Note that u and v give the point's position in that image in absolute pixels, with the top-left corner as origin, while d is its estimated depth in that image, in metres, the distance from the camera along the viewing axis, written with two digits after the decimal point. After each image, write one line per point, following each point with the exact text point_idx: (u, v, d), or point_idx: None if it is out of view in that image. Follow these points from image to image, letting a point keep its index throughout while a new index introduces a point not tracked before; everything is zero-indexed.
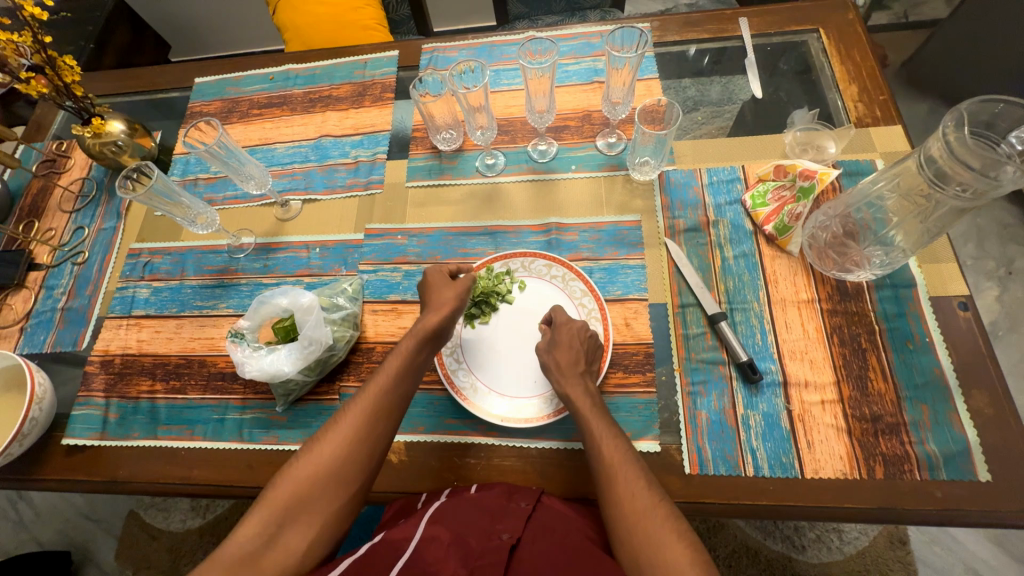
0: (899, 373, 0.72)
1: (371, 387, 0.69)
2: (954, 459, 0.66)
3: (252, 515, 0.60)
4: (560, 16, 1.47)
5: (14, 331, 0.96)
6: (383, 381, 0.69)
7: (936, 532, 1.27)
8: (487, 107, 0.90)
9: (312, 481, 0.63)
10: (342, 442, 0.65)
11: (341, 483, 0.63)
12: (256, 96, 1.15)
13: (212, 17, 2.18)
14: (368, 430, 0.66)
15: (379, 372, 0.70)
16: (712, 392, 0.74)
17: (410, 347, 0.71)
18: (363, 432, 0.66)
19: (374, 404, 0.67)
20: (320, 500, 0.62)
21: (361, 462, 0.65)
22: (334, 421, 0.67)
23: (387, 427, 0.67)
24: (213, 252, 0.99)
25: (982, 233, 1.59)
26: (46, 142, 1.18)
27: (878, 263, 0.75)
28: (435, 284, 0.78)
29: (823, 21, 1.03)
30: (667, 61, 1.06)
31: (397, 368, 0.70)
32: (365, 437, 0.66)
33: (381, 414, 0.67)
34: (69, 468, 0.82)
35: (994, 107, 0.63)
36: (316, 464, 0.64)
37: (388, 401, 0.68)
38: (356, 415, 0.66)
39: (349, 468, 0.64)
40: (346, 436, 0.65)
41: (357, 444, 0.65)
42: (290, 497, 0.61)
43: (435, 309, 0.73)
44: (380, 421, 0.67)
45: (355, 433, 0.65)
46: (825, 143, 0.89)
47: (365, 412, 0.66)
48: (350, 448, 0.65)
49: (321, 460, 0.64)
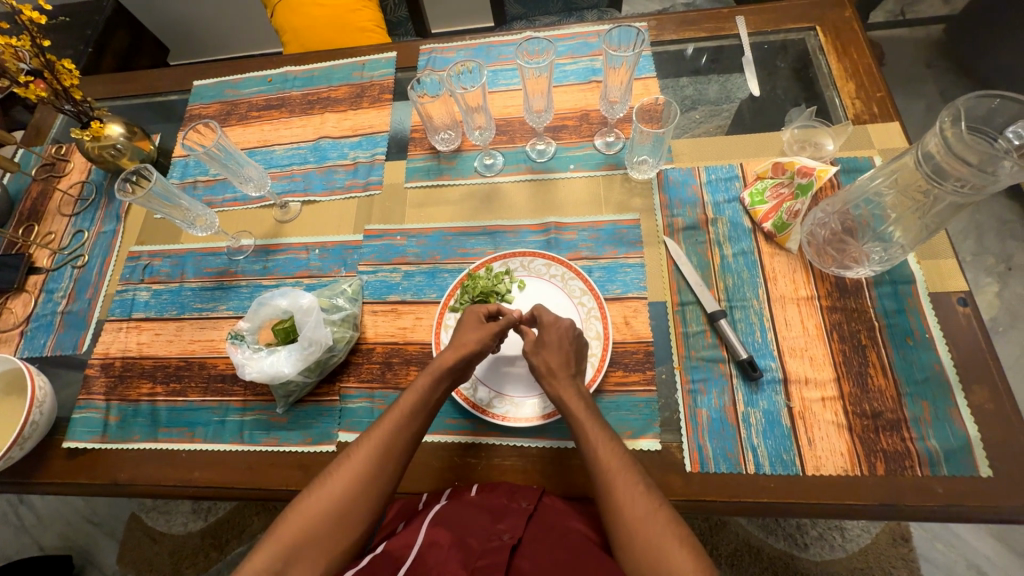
0: (899, 369, 0.72)
1: (383, 425, 0.68)
2: (955, 455, 0.66)
3: (259, 551, 0.60)
4: (558, 16, 1.47)
5: (14, 334, 0.96)
6: (394, 419, 0.68)
7: (937, 529, 1.27)
8: (485, 108, 0.90)
9: (320, 520, 0.62)
10: (351, 480, 0.64)
11: (349, 522, 0.63)
12: (255, 99, 1.15)
13: (211, 21, 2.19)
14: (378, 471, 0.65)
15: (392, 410, 0.69)
16: (712, 390, 0.74)
17: (425, 385, 0.70)
18: (373, 471, 0.65)
19: (386, 443, 0.66)
20: (326, 535, 0.62)
21: (369, 503, 0.64)
22: (345, 458, 0.66)
23: (398, 466, 0.67)
24: (212, 254, 0.99)
25: (981, 229, 1.59)
26: (46, 146, 1.18)
27: (877, 259, 0.76)
28: (467, 325, 0.75)
29: (820, 19, 1.03)
30: (664, 60, 1.06)
31: (410, 406, 0.69)
32: (375, 477, 0.65)
33: (392, 454, 0.66)
34: (70, 471, 0.82)
35: (991, 102, 0.63)
36: (325, 502, 0.63)
37: (398, 439, 0.67)
38: (366, 454, 0.66)
39: (356, 507, 0.63)
40: (357, 475, 0.64)
41: (367, 483, 0.64)
42: (297, 532, 0.61)
43: (454, 347, 0.72)
44: (390, 463, 0.66)
45: (365, 473, 0.65)
46: (823, 140, 0.89)
47: (375, 450, 0.66)
48: (360, 488, 0.64)
49: (330, 499, 0.63)
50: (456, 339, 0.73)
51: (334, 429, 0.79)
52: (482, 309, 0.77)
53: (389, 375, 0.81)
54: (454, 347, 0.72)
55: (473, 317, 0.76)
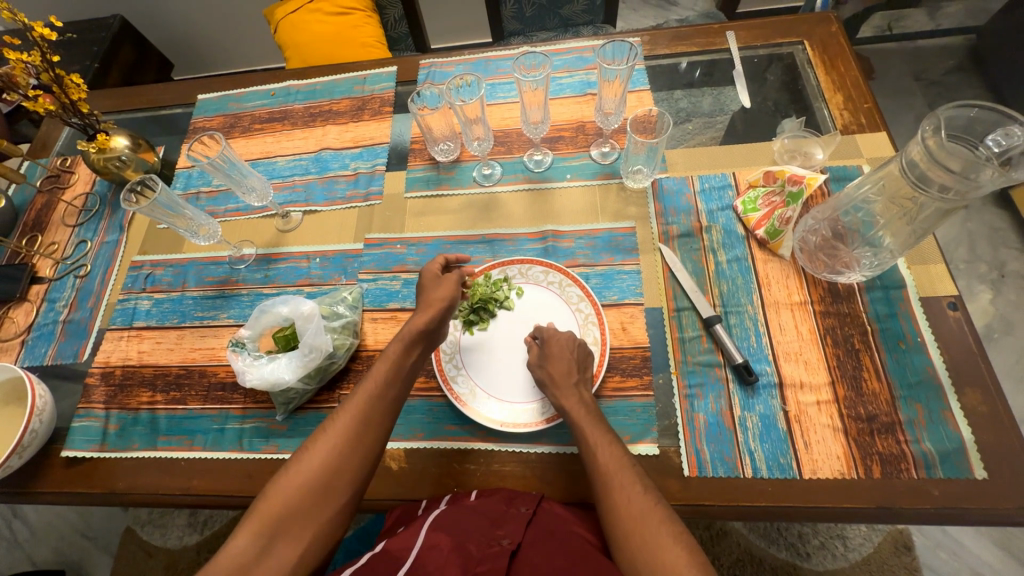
0: (893, 372, 0.73)
1: (359, 394, 0.68)
2: (949, 457, 0.66)
3: (241, 530, 0.58)
4: (555, 31, 1.51)
5: (15, 344, 0.97)
6: (372, 386, 0.68)
7: (939, 536, 1.27)
8: (484, 119, 0.93)
9: (302, 492, 0.61)
10: (332, 450, 0.64)
11: (332, 491, 0.63)
12: (257, 112, 1.17)
13: (215, 38, 2.24)
14: (359, 439, 0.66)
15: (368, 377, 0.69)
16: (709, 394, 0.75)
17: (399, 351, 0.71)
18: (353, 438, 0.65)
19: (364, 410, 0.67)
20: (312, 507, 0.61)
21: (351, 471, 0.64)
22: (322, 430, 0.66)
23: (377, 433, 0.67)
24: (214, 263, 1.00)
25: (973, 237, 1.61)
26: (51, 159, 1.20)
27: (867, 264, 0.77)
28: (426, 284, 0.78)
29: (808, 34, 1.07)
30: (658, 73, 1.08)
31: (386, 371, 0.69)
32: (356, 445, 0.65)
33: (372, 422, 0.67)
34: (68, 480, 0.82)
35: (969, 111, 0.65)
36: (306, 474, 0.62)
37: (377, 406, 0.68)
38: (344, 423, 0.66)
39: (341, 477, 0.64)
40: (337, 444, 0.64)
41: (349, 451, 0.65)
42: (281, 507, 0.60)
43: (424, 309, 0.74)
44: (369, 429, 0.66)
45: (345, 442, 0.65)
46: (813, 150, 0.91)
47: (354, 419, 0.66)
48: (341, 457, 0.64)
49: (312, 471, 0.63)
50: (428, 299, 0.75)
51: None
52: (439, 262, 0.81)
53: None
54: (427, 308, 0.74)
55: (430, 275, 0.79)
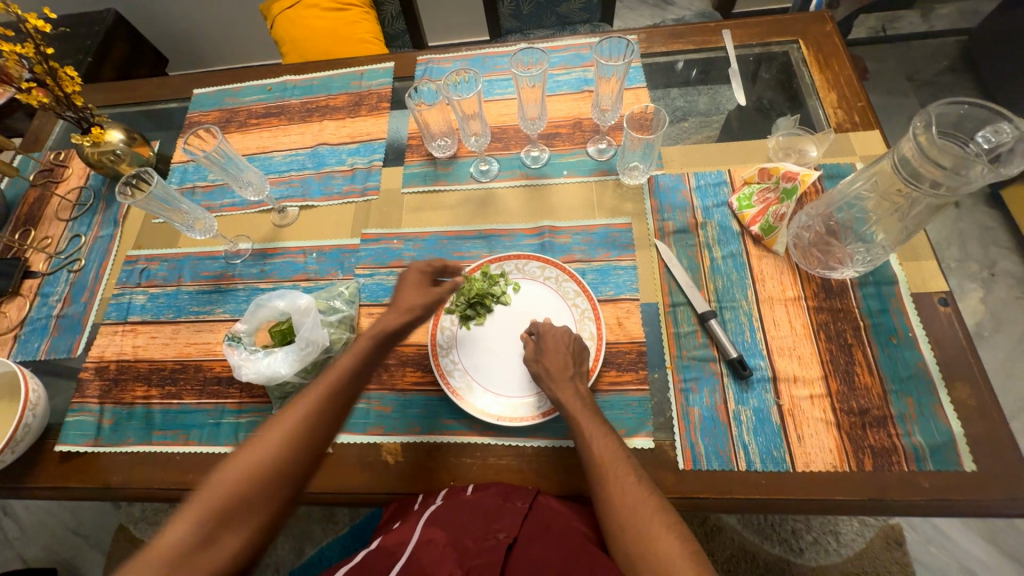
0: (884, 367, 0.74)
1: (320, 386, 0.66)
2: (940, 450, 0.67)
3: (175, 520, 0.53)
4: (551, 29, 1.52)
5: (8, 338, 0.96)
6: (334, 380, 0.66)
7: (929, 531, 1.28)
8: (481, 115, 0.93)
9: (250, 479, 0.58)
10: (283, 441, 0.61)
11: (280, 482, 0.59)
12: (254, 107, 1.17)
13: (210, 33, 2.23)
14: (314, 429, 0.63)
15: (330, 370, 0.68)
16: (704, 388, 0.76)
17: (365, 348, 0.70)
18: (308, 432, 0.62)
19: (324, 401, 0.65)
20: (261, 497, 0.58)
21: (303, 461, 0.61)
22: (276, 419, 0.63)
23: (333, 427, 0.65)
24: (210, 257, 1.00)
25: (964, 236, 1.63)
26: (44, 153, 1.19)
27: (860, 260, 0.78)
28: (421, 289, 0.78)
29: (803, 33, 1.08)
30: (654, 71, 1.09)
31: (350, 367, 0.68)
32: (310, 438, 0.62)
33: (329, 416, 0.64)
34: (61, 475, 0.81)
35: (960, 108, 0.66)
36: (253, 463, 0.58)
37: (336, 402, 0.66)
38: (301, 412, 0.63)
39: (290, 470, 0.60)
40: (293, 432, 0.62)
41: (301, 444, 0.62)
42: (224, 497, 0.56)
43: (397, 312, 0.74)
44: (326, 422, 0.64)
45: (300, 433, 0.62)
46: (806, 147, 0.92)
47: (312, 412, 0.63)
48: (295, 446, 0.61)
49: (260, 461, 0.59)
50: (400, 302, 0.76)
51: None
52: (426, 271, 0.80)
53: (385, 377, 0.83)
54: (400, 309, 0.74)
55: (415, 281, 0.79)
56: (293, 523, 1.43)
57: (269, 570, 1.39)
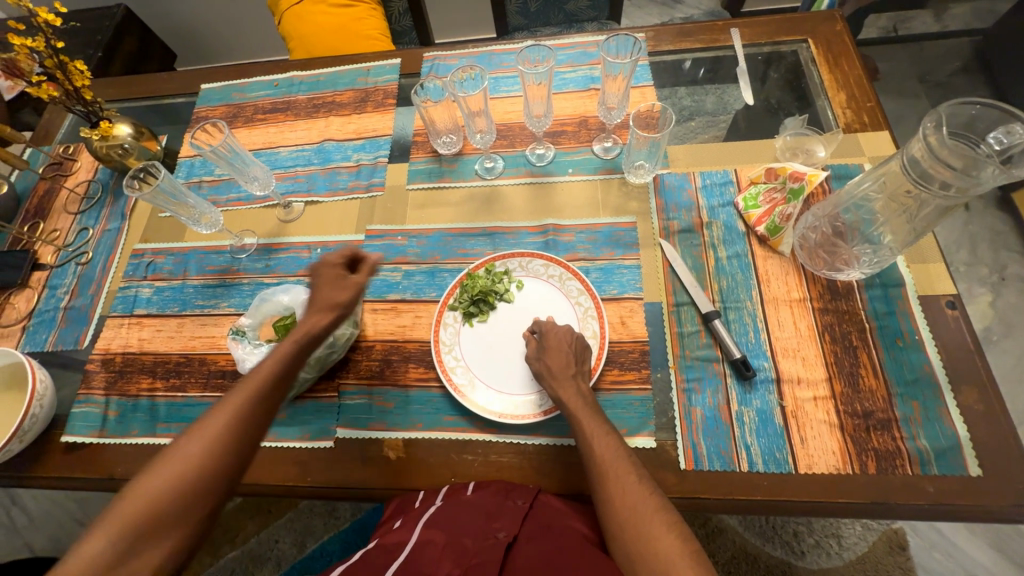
0: (890, 370, 0.73)
1: (239, 395, 0.62)
2: (944, 454, 0.67)
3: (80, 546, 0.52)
4: (559, 27, 1.52)
5: (16, 329, 0.97)
6: (254, 388, 0.62)
7: (934, 537, 1.27)
8: (487, 113, 0.93)
9: (161, 502, 0.55)
10: (198, 458, 0.57)
11: (197, 499, 0.57)
12: (260, 102, 1.17)
13: (219, 28, 2.24)
14: (229, 446, 0.59)
15: (247, 381, 0.63)
16: (706, 389, 0.76)
17: (288, 352, 0.65)
18: (227, 445, 0.59)
19: (241, 417, 0.61)
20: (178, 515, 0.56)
21: (217, 479, 0.59)
22: (190, 433, 0.59)
23: (252, 441, 0.61)
24: (215, 252, 1.00)
25: (974, 240, 1.61)
26: (53, 146, 1.20)
27: (867, 261, 0.77)
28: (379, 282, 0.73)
29: (812, 32, 1.07)
30: (661, 70, 1.09)
31: (268, 377, 0.63)
32: (228, 452, 0.59)
33: (249, 427, 0.61)
34: (67, 465, 0.82)
35: (971, 109, 0.65)
36: (167, 483, 0.56)
37: (257, 410, 0.62)
38: (215, 428, 0.59)
39: (208, 485, 0.58)
40: (207, 450, 0.58)
41: (219, 459, 0.58)
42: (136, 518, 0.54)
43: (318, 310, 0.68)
44: (243, 437, 0.60)
45: (213, 452, 0.58)
46: (814, 147, 0.91)
47: (229, 425, 0.60)
48: (208, 465, 0.58)
49: (173, 480, 0.56)
50: (320, 300, 0.69)
51: (333, 425, 0.80)
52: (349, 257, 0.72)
53: (388, 372, 0.83)
54: (325, 308, 0.68)
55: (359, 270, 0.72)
56: (295, 518, 1.44)
57: (271, 563, 1.40)
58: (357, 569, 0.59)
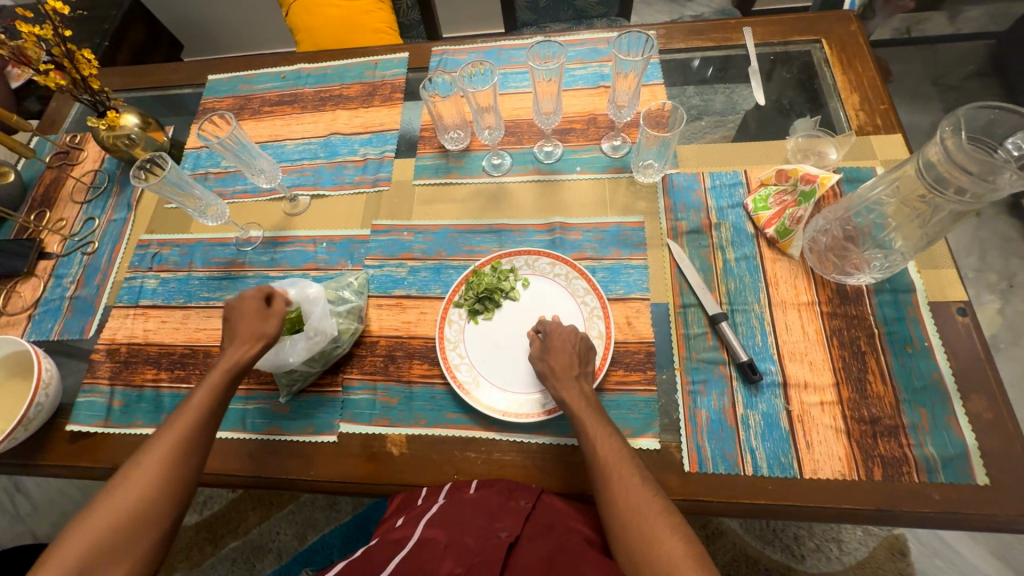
0: (898, 376, 0.73)
1: (177, 423, 0.67)
2: (952, 462, 0.66)
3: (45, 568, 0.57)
4: (568, 23, 1.50)
5: (22, 318, 0.97)
6: (190, 416, 0.68)
7: (936, 544, 1.27)
8: (496, 108, 0.92)
9: (119, 519, 0.61)
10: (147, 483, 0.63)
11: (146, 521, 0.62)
12: (268, 94, 1.17)
13: (225, 19, 2.23)
14: (172, 470, 0.65)
15: (189, 403, 0.69)
16: (712, 391, 0.75)
17: (219, 382, 0.71)
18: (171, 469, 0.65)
19: (181, 443, 0.66)
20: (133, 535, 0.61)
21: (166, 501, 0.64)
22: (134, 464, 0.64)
23: (201, 455, 0.68)
24: (221, 244, 1.00)
25: (984, 246, 1.60)
26: (60, 135, 1.20)
27: (877, 266, 0.76)
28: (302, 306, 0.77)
29: (827, 32, 1.05)
30: (672, 68, 1.08)
31: (209, 399, 0.70)
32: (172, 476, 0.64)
33: (190, 450, 0.67)
34: (71, 455, 0.82)
35: (989, 114, 0.65)
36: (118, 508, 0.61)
37: (196, 435, 0.68)
38: (162, 450, 0.65)
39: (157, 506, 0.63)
40: (152, 477, 0.63)
41: (165, 486, 0.64)
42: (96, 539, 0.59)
43: (238, 344, 0.73)
44: (192, 452, 0.67)
45: (158, 477, 0.64)
46: (827, 150, 0.90)
47: (171, 450, 0.65)
48: (155, 490, 0.63)
49: (124, 505, 0.61)
50: (238, 334, 0.73)
51: (336, 419, 0.80)
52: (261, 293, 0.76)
53: (392, 368, 0.83)
54: (240, 338, 0.73)
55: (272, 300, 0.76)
56: (297, 510, 1.45)
57: (273, 554, 1.41)
58: (359, 566, 0.59)
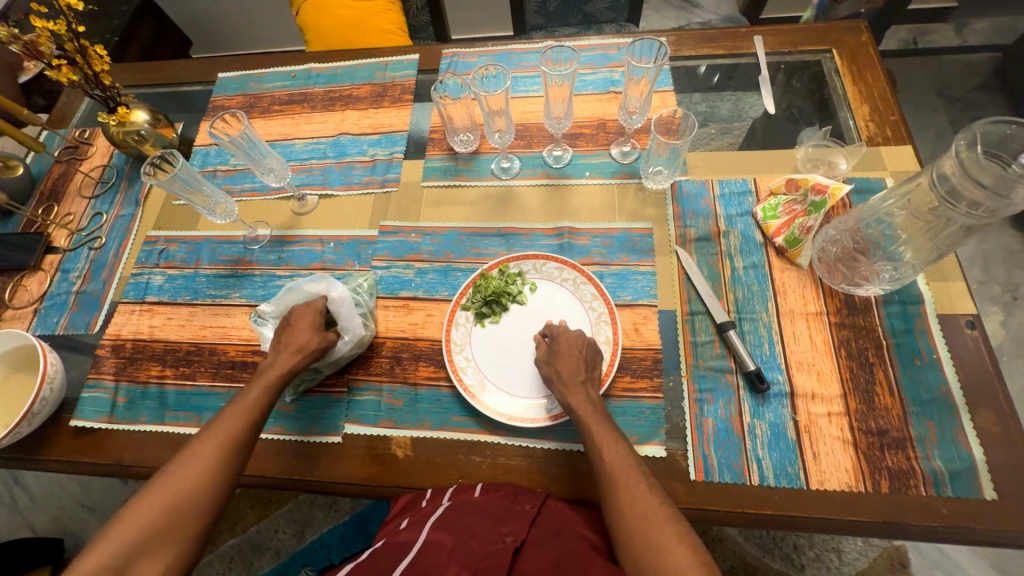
0: (906, 388, 0.72)
1: (229, 422, 0.68)
2: (959, 476, 0.66)
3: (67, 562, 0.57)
4: (577, 28, 1.50)
5: (28, 312, 0.97)
6: (241, 414, 0.69)
7: (936, 556, 1.26)
8: (507, 112, 0.92)
9: (137, 516, 0.60)
10: (195, 479, 0.64)
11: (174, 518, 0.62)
12: (277, 93, 1.17)
13: (234, 17, 2.23)
14: (220, 468, 0.65)
15: (244, 401, 0.70)
16: (718, 399, 0.75)
17: (268, 382, 0.71)
18: (217, 469, 0.65)
19: (229, 442, 0.67)
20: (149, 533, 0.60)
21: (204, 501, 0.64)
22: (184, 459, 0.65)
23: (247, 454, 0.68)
24: (228, 242, 1.00)
25: (988, 258, 1.60)
26: (69, 130, 1.20)
27: (887, 278, 0.76)
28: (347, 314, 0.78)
29: (837, 42, 1.05)
30: (681, 75, 1.08)
31: (260, 400, 0.70)
32: (221, 474, 0.65)
33: (239, 449, 0.67)
34: (75, 450, 0.82)
35: (1005, 128, 0.65)
36: (145, 504, 0.61)
37: (245, 434, 0.68)
38: (215, 446, 0.66)
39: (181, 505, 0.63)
40: (201, 475, 0.64)
41: (208, 487, 0.64)
42: (115, 538, 0.59)
43: (289, 352, 0.73)
44: (239, 453, 0.67)
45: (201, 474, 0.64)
46: (837, 160, 0.91)
47: (219, 449, 0.66)
48: (189, 488, 0.63)
49: (153, 501, 0.62)
50: (290, 341, 0.74)
51: (341, 420, 0.79)
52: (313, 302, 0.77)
53: (398, 370, 0.82)
54: (293, 351, 0.73)
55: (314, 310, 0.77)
56: (295, 508, 1.44)
57: (270, 553, 1.40)
58: (364, 568, 0.59)
